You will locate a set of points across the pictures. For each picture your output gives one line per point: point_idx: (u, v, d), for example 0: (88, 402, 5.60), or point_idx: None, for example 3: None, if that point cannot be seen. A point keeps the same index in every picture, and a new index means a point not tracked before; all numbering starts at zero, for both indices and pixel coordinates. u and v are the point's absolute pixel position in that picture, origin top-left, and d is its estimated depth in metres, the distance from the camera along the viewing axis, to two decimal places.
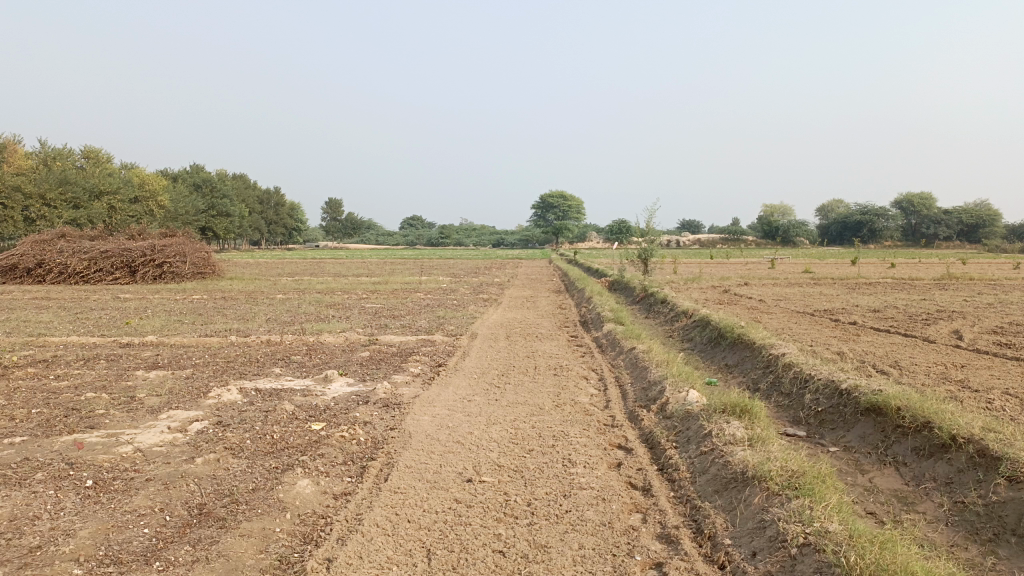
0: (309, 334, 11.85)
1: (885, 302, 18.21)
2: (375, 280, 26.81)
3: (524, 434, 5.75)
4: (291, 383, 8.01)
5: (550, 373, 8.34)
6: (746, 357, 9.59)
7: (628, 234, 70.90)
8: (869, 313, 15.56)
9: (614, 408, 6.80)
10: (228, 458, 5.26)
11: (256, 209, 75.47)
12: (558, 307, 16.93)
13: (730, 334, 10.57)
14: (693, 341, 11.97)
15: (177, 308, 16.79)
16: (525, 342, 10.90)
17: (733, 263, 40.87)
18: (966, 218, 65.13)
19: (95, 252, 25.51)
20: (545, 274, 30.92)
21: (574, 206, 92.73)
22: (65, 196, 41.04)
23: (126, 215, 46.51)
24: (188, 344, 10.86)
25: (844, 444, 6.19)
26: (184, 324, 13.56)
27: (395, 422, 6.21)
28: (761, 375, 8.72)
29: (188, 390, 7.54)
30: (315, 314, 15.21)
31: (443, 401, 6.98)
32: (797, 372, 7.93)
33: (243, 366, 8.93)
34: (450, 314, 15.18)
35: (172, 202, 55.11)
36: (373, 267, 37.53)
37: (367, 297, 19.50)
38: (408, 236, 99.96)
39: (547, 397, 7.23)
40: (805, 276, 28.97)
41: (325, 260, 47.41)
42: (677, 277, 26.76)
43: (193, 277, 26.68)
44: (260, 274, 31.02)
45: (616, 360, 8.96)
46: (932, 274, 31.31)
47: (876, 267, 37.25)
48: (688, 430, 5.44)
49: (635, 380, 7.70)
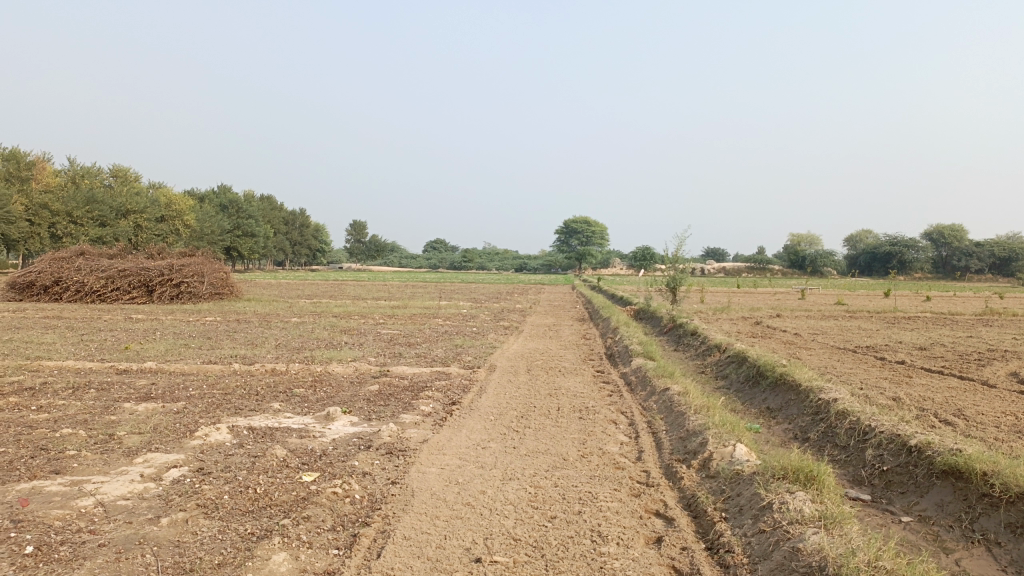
0: (318, 363, 11.13)
1: (929, 338, 17.17)
2: (395, 304, 26.15)
3: (545, 494, 4.94)
4: (288, 421, 7.24)
5: (575, 416, 7.52)
6: (791, 400, 8.73)
7: (652, 261, 69.98)
8: (915, 351, 14.55)
9: (648, 462, 5.99)
10: (199, 519, 4.51)
11: (281, 229, 75.60)
12: (582, 337, 16.05)
13: (771, 374, 9.71)
14: (729, 380, 11.08)
15: (186, 330, 16.18)
16: (547, 377, 10.08)
17: (761, 293, 39.67)
18: (998, 250, 63.44)
19: (112, 271, 25.13)
20: (569, 302, 30.04)
21: (597, 232, 91.79)
22: (92, 214, 41.15)
23: (152, 234, 46.50)
24: (187, 372, 10.16)
25: (918, 514, 5.32)
26: (190, 348, 12.94)
27: (398, 474, 5.42)
28: (811, 424, 7.82)
29: (174, 429, 6.81)
30: (328, 340, 14.50)
31: (456, 449, 6.19)
32: (854, 423, 7.06)
33: (240, 400, 8.20)
34: (468, 342, 14.40)
35: (197, 222, 55.15)
36: (394, 290, 36.93)
37: (384, 322, 18.79)
38: (432, 259, 99.69)
39: (571, 447, 6.39)
40: (838, 308, 27.86)
41: (348, 282, 46.94)
42: (706, 308, 25.79)
43: (210, 298, 26.20)
44: (278, 296, 30.47)
45: (647, 402, 8.12)
46: (971, 308, 30.06)
47: (910, 300, 35.97)
48: (740, 499, 4.62)
49: (671, 427, 6.88)
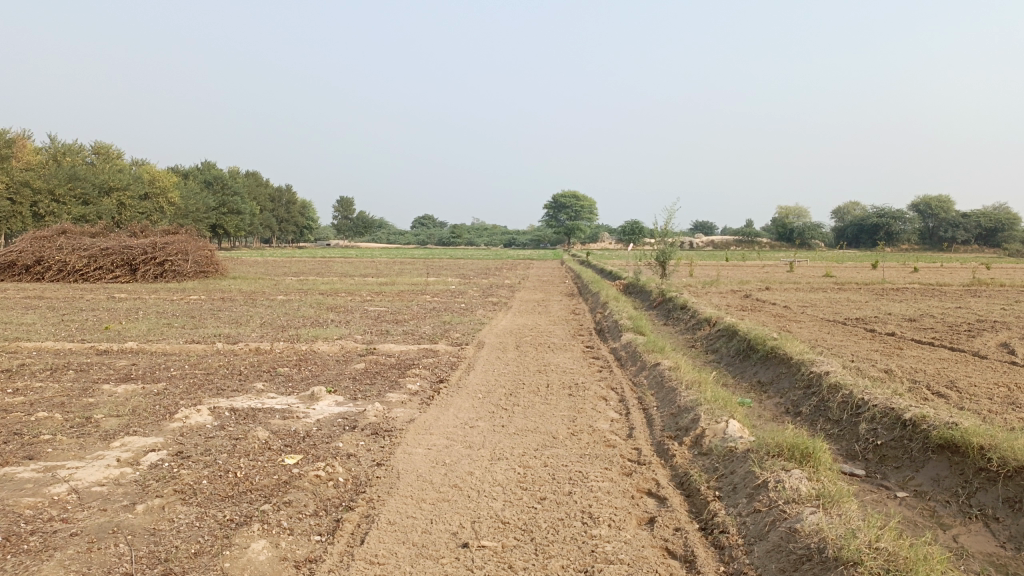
0: (303, 341, 10.95)
1: (918, 310, 17.15)
2: (382, 281, 25.93)
3: (534, 474, 4.81)
4: (271, 402, 7.08)
5: (564, 392, 7.39)
6: (782, 374, 8.64)
7: (640, 235, 69.88)
8: (905, 322, 14.49)
9: (639, 440, 5.87)
10: (176, 506, 4.35)
11: (268, 206, 74.89)
12: (571, 312, 15.93)
13: (762, 347, 9.61)
14: (719, 353, 10.98)
15: (170, 309, 15.93)
16: (536, 353, 9.94)
17: (751, 265, 39.68)
18: (985, 221, 63.68)
19: (95, 250, 24.76)
20: (558, 276, 29.90)
21: (586, 207, 91.43)
22: (75, 192, 40.53)
23: (136, 212, 45.91)
24: (169, 352, 9.96)
25: (913, 489, 5.23)
26: (173, 327, 12.72)
27: (383, 456, 5.27)
28: (803, 397, 7.73)
29: (153, 411, 6.63)
30: (314, 318, 14.31)
31: (443, 428, 6.05)
32: (847, 396, 6.97)
33: (223, 380, 8.03)
34: (456, 319, 14.23)
35: (182, 199, 54.49)
36: (382, 267, 36.65)
37: (371, 299, 18.60)
38: (420, 235, 99.21)
39: (561, 424, 6.27)
40: (827, 280, 27.85)
41: (335, 260, 46.55)
42: (695, 281, 25.69)
43: (195, 276, 25.88)
44: (264, 274, 30.17)
45: (638, 378, 8.00)
46: (959, 279, 30.13)
47: (898, 271, 36.02)
48: (733, 477, 4.50)
49: (663, 403, 6.76)
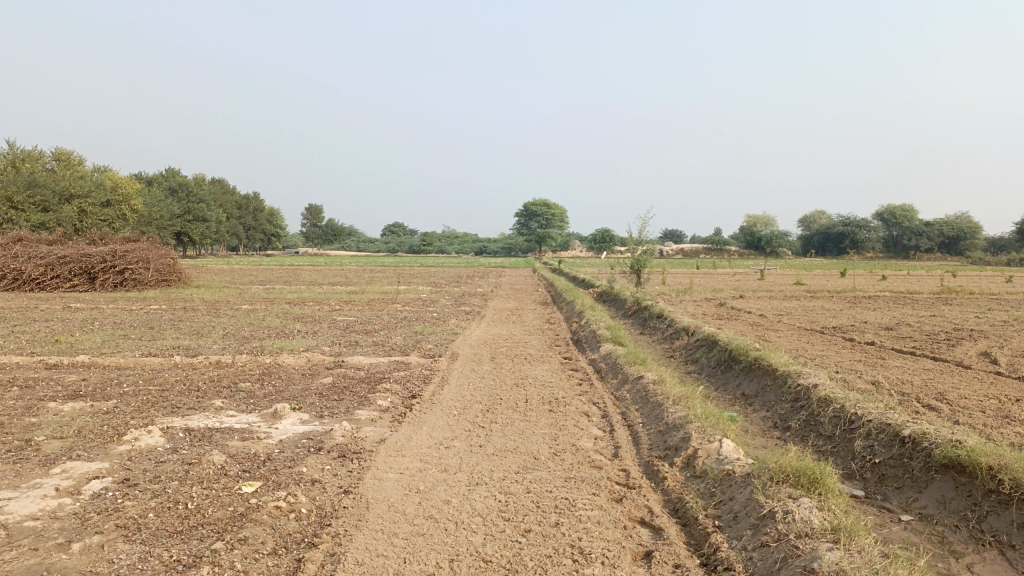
0: (268, 354, 10.42)
1: (894, 318, 17.03)
2: (352, 290, 25.37)
3: (518, 502, 4.41)
4: (230, 421, 6.59)
5: (544, 408, 7.00)
6: (767, 386, 8.34)
7: (611, 244, 69.92)
8: (883, 331, 14.34)
9: (626, 461, 5.50)
10: (117, 544, 3.86)
11: (235, 214, 73.66)
12: (546, 322, 15.57)
13: (745, 358, 9.32)
14: (699, 364, 10.67)
15: (128, 320, 15.26)
16: (512, 365, 9.54)
17: (722, 274, 39.69)
18: (948, 230, 64.70)
19: (52, 258, 23.89)
20: (531, 285, 29.56)
21: (557, 215, 91.26)
22: (34, 198, 39.33)
23: (97, 219, 44.67)
24: (123, 367, 9.39)
25: (918, 512, 4.93)
26: (130, 339, 12.11)
27: (351, 483, 4.83)
28: (790, 411, 7.42)
29: (100, 433, 6.11)
30: (279, 328, 13.77)
31: (417, 450, 5.62)
32: (839, 411, 6.68)
33: (179, 397, 7.51)
34: (428, 329, 13.78)
35: (146, 206, 53.27)
36: (351, 275, 35.96)
37: (340, 309, 18.06)
38: (390, 243, 98.38)
39: (542, 444, 5.87)
40: (799, 288, 27.85)
41: (304, 268, 45.79)
42: (669, 290, 25.50)
43: (157, 285, 25.08)
44: (230, 282, 29.41)
45: (620, 391, 7.64)
46: (928, 287, 30.31)
47: (867, 279, 36.26)
48: (734, 505, 4.14)
49: (648, 420, 6.40)
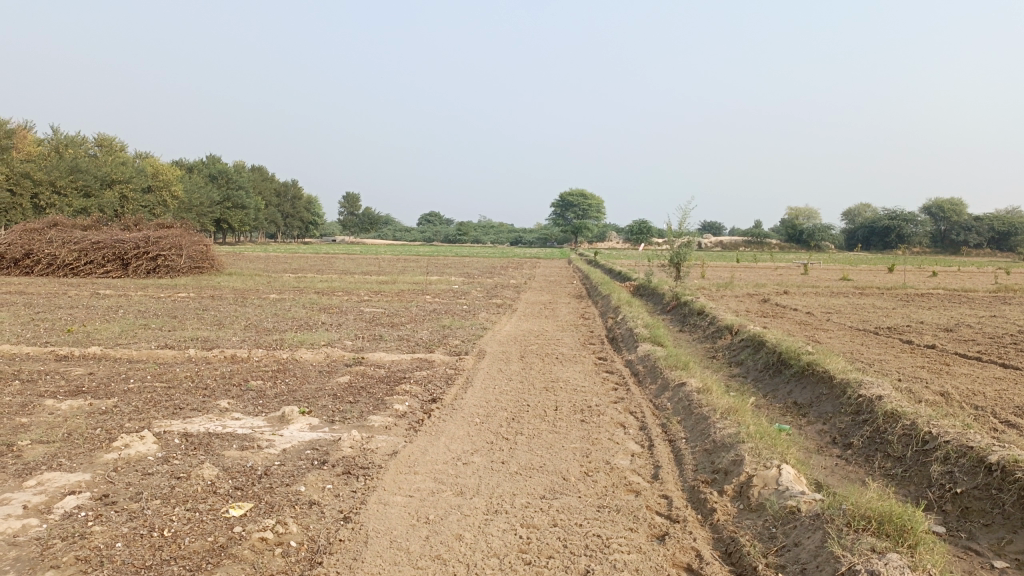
0: (286, 348, 9.92)
1: (951, 318, 15.98)
2: (383, 280, 24.95)
3: (542, 541, 3.77)
4: (233, 425, 6.06)
5: (576, 417, 6.35)
6: (822, 395, 7.59)
7: (648, 236, 68.69)
8: (942, 333, 13.36)
9: (667, 485, 4.82)
10: None
11: (273, 201, 73.94)
12: (580, 317, 14.89)
13: (796, 363, 8.56)
14: (745, 367, 9.89)
15: (153, 309, 14.92)
16: (542, 365, 8.90)
17: (764, 268, 38.50)
18: (998, 224, 62.32)
19: (86, 243, 23.79)
20: (566, 277, 28.78)
21: (594, 205, 89.97)
22: (76, 184, 39.66)
23: (137, 205, 44.96)
24: (134, 360, 8.94)
25: (1014, 558, 4.18)
26: (149, 330, 11.71)
27: (352, 507, 4.23)
28: (851, 426, 6.67)
29: (90, 437, 5.61)
30: (304, 320, 13.29)
31: (432, 466, 5.01)
32: (910, 430, 5.92)
33: (184, 396, 6.99)
34: (457, 323, 13.19)
35: (185, 193, 53.58)
36: (384, 265, 35.61)
37: (369, 300, 17.57)
38: (426, 232, 98.28)
39: (571, 462, 5.23)
40: (846, 284, 26.69)
41: (340, 256, 45.57)
42: (709, 284, 24.56)
43: (189, 272, 24.89)
44: (263, 270, 29.18)
45: (660, 399, 6.95)
46: (983, 285, 28.86)
47: (916, 275, 34.77)
48: (801, 554, 3.45)
49: (692, 435, 5.72)
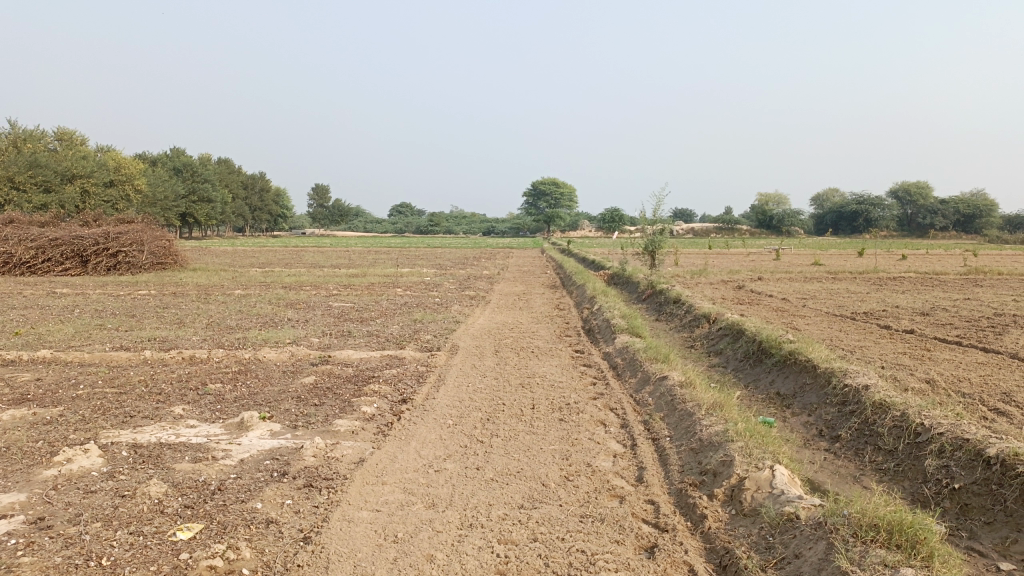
0: (249, 347, 9.48)
1: (926, 302, 15.91)
2: (354, 273, 24.42)
3: (520, 560, 3.43)
4: (188, 434, 5.66)
5: (554, 416, 6.03)
6: (806, 385, 7.36)
7: (620, 224, 68.61)
8: (919, 317, 13.26)
9: (653, 490, 4.51)
10: None
11: (241, 195, 72.67)
12: (555, 307, 14.58)
13: (777, 352, 8.33)
14: (724, 357, 9.65)
15: (111, 308, 14.33)
16: (517, 360, 8.58)
17: (736, 254, 38.51)
18: (962, 207, 63.14)
19: (43, 240, 22.98)
20: (539, 267, 28.46)
21: (565, 194, 89.75)
22: (35, 179, 38.49)
23: (100, 201, 43.81)
24: (86, 364, 8.46)
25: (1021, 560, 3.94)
26: (106, 330, 11.18)
27: (313, 526, 3.87)
28: (838, 418, 6.44)
29: (28, 451, 5.17)
30: (270, 317, 12.81)
31: (402, 475, 4.66)
32: (901, 422, 5.68)
33: (135, 404, 6.55)
34: (428, 317, 12.82)
35: (149, 187, 52.32)
36: (354, 258, 35.03)
37: (338, 294, 17.10)
38: (397, 223, 97.36)
39: (551, 466, 4.91)
40: (819, 269, 26.69)
41: (309, 249, 44.80)
42: (683, 271, 24.37)
43: (152, 268, 24.16)
44: (229, 265, 28.45)
45: (640, 395, 6.66)
46: (952, 267, 29.04)
47: (886, 259, 34.94)
48: (804, 568, 3.17)
49: (677, 433, 5.42)
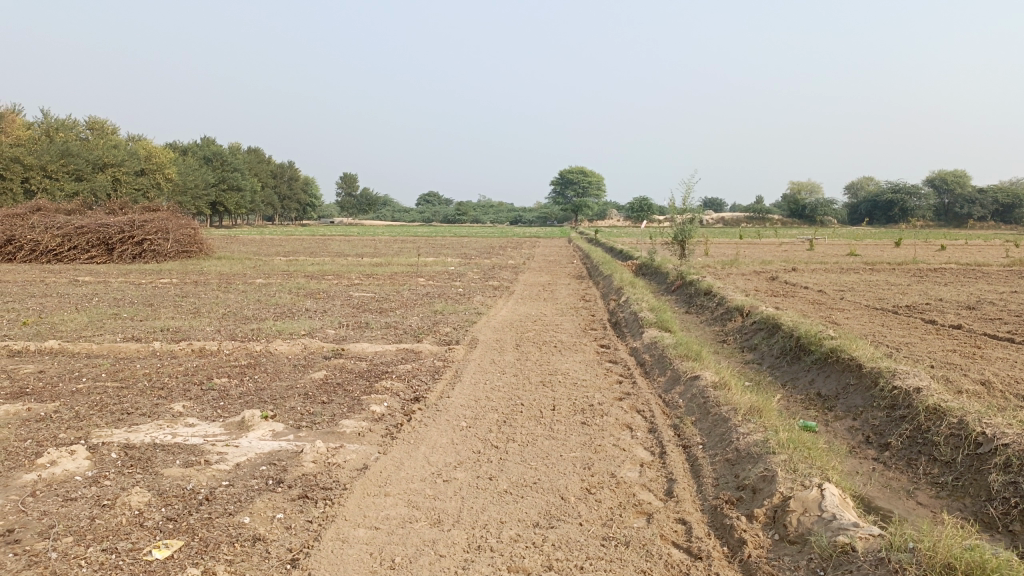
0: (262, 338, 9.15)
1: (970, 295, 15.16)
2: (377, 262, 24.14)
3: None
4: (185, 434, 5.30)
5: (576, 419, 5.58)
6: (851, 386, 6.82)
7: (649, 214, 67.67)
8: (965, 312, 12.56)
9: (685, 507, 4.05)
10: None
11: (270, 183, 72.91)
12: (580, 299, 14.12)
13: (818, 349, 7.79)
14: (759, 353, 9.11)
15: (129, 297, 14.11)
16: (539, 355, 8.14)
17: (768, 244, 37.55)
18: (1002, 197, 61.28)
19: (69, 228, 22.95)
20: (565, 256, 28.00)
21: (594, 182, 88.86)
22: (68, 167, 38.74)
23: (131, 189, 44.04)
24: (94, 356, 8.17)
25: None
26: (120, 320, 10.93)
27: (303, 547, 3.46)
28: (886, 424, 5.91)
29: (14, 452, 4.84)
30: (287, 307, 12.51)
31: (406, 486, 4.25)
32: (959, 430, 5.14)
33: (135, 399, 6.22)
34: (450, 307, 12.42)
35: (179, 175, 52.58)
36: (379, 246, 34.77)
37: (360, 284, 16.76)
38: (425, 212, 97.15)
39: (572, 477, 4.46)
40: (855, 260, 25.80)
41: (335, 238, 44.64)
42: (713, 262, 23.73)
43: (177, 257, 24.08)
44: (254, 253, 28.32)
45: (670, 396, 6.19)
46: (995, 258, 27.92)
47: (924, 249, 33.84)
48: None
49: (711, 441, 4.95)
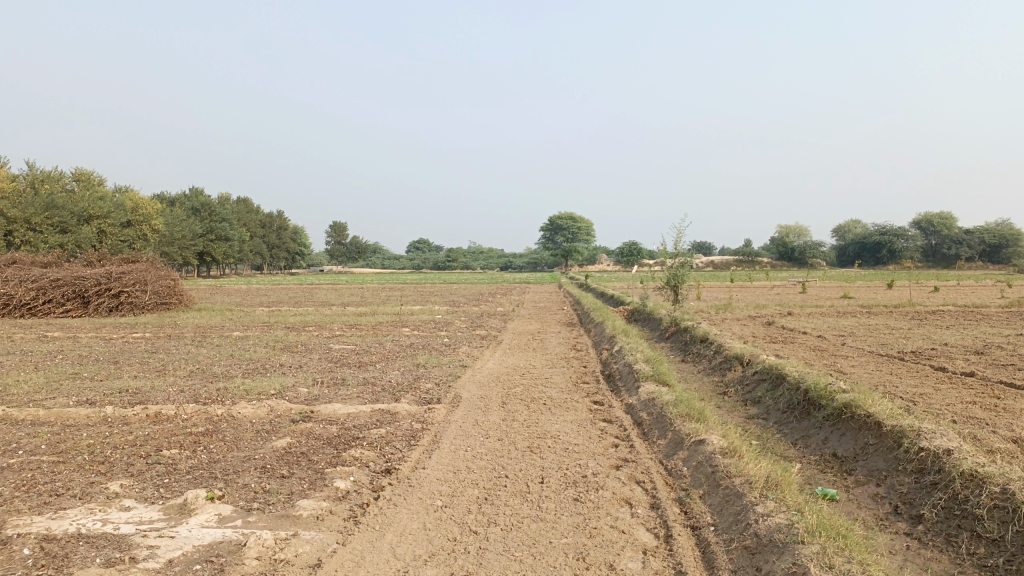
0: (227, 400, 8.42)
1: (975, 338, 14.58)
2: (362, 311, 23.44)
3: None
4: (117, 522, 4.58)
5: (568, 494, 4.90)
6: (871, 448, 6.16)
7: (638, 258, 67.35)
8: (974, 357, 11.96)
9: None
10: None
11: (258, 233, 72.40)
12: (572, 349, 13.45)
13: (829, 405, 7.14)
14: (764, 407, 8.45)
15: (95, 353, 13.34)
16: (528, 415, 7.45)
17: (761, 287, 37.06)
18: (988, 237, 61.40)
19: (43, 281, 22.18)
20: (555, 303, 27.42)
21: (584, 228, 88.81)
22: (52, 220, 38.16)
23: (116, 241, 43.38)
24: (37, 424, 7.41)
25: None
26: (78, 380, 10.15)
27: None
28: (916, 492, 5.26)
29: None
30: (261, 363, 11.79)
31: None
32: (1004, 502, 4.49)
33: (70, 477, 5.49)
34: (433, 361, 11.71)
35: (166, 226, 52.04)
36: (365, 295, 34.18)
37: (342, 335, 16.08)
38: (415, 260, 96.69)
39: (564, 571, 3.77)
40: (851, 303, 25.24)
41: (322, 287, 43.97)
42: (707, 306, 23.17)
43: (155, 309, 23.34)
44: (237, 304, 27.57)
45: (672, 464, 5.51)
46: (990, 300, 27.50)
47: (918, 291, 33.41)
48: None
49: (723, 522, 4.28)
